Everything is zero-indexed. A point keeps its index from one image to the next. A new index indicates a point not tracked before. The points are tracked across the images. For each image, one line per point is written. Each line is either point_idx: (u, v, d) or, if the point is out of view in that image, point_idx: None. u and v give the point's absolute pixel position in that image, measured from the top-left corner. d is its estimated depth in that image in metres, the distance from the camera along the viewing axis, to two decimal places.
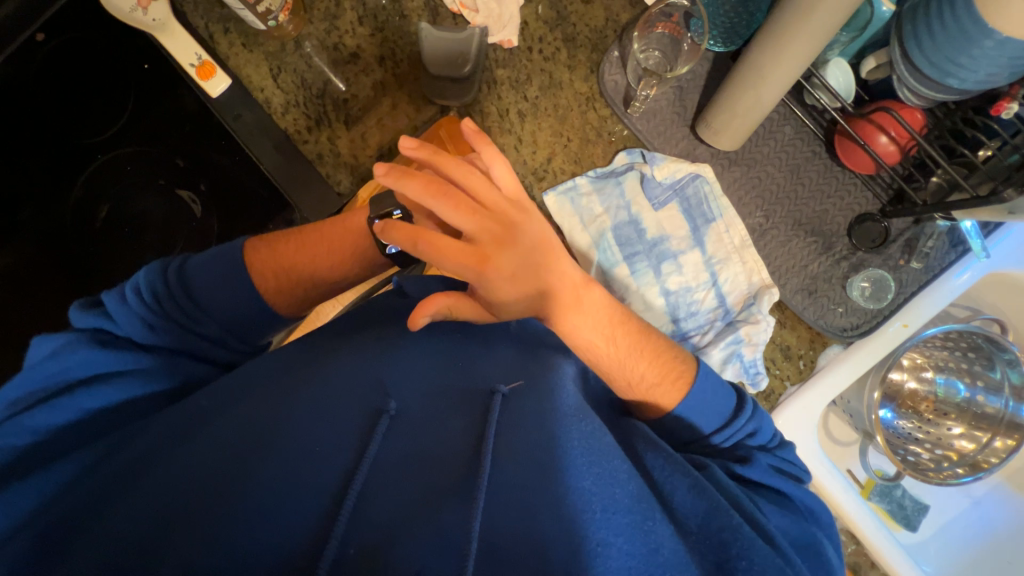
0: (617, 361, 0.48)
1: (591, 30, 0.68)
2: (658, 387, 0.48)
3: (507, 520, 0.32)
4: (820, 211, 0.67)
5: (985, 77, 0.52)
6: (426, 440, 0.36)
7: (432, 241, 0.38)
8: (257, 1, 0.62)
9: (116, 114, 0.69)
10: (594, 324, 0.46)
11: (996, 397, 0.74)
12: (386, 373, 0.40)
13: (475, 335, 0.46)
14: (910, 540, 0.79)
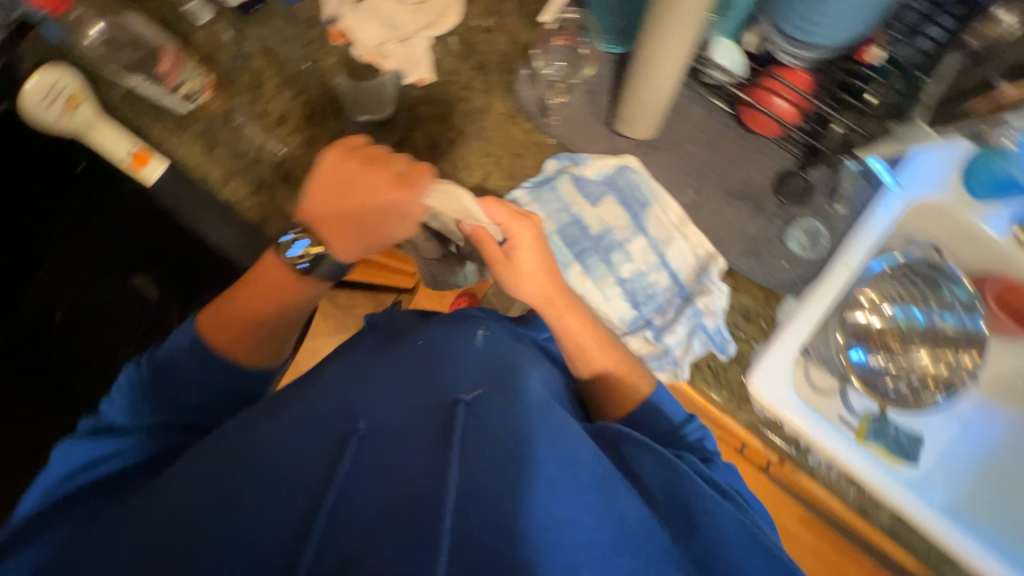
0: (588, 351, 0.63)
1: (498, 55, 0.73)
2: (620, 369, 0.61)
3: (477, 514, 0.34)
4: (745, 178, 0.72)
5: (845, 30, 0.57)
6: (394, 453, 0.39)
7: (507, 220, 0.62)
8: (177, 84, 0.68)
9: (82, 223, 0.75)
10: (580, 323, 0.64)
11: (955, 317, 0.77)
12: (362, 403, 0.45)
13: (442, 351, 0.50)
14: (914, 475, 0.80)
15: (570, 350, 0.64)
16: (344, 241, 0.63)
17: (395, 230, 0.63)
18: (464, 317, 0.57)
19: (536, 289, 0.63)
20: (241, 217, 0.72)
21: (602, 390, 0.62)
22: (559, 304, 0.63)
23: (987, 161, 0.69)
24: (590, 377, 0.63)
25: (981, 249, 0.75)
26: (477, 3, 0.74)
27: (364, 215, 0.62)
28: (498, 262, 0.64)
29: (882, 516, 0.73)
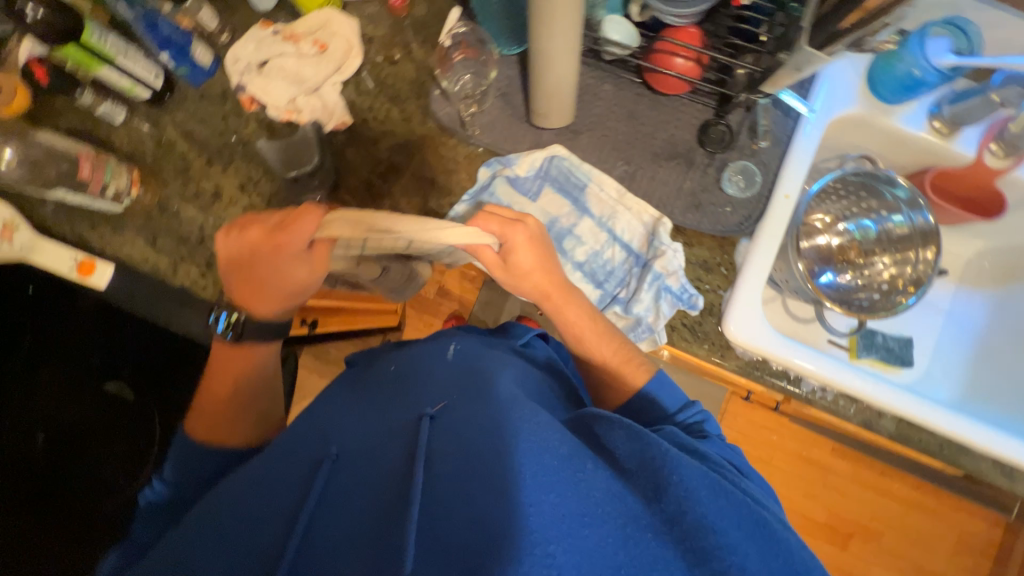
0: (591, 343, 0.62)
1: (409, 83, 0.75)
2: (617, 360, 0.61)
3: (444, 509, 0.36)
4: (670, 137, 0.74)
5: None
6: (366, 473, 0.40)
7: (503, 229, 0.60)
8: (103, 186, 0.68)
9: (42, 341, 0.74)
10: (579, 315, 0.63)
11: (902, 217, 0.78)
12: (334, 433, 0.46)
13: (413, 373, 0.52)
14: (916, 377, 0.88)
15: (571, 341, 0.64)
16: (257, 301, 0.63)
17: (298, 277, 0.60)
18: (437, 339, 0.59)
19: (535, 288, 0.62)
20: (199, 298, 0.72)
21: (608, 378, 0.61)
22: (557, 300, 0.63)
23: (888, 65, 0.71)
24: (593, 366, 0.62)
25: (909, 147, 0.77)
26: (377, 40, 0.76)
27: (262, 269, 0.60)
28: (496, 268, 0.63)
29: (887, 424, 0.74)
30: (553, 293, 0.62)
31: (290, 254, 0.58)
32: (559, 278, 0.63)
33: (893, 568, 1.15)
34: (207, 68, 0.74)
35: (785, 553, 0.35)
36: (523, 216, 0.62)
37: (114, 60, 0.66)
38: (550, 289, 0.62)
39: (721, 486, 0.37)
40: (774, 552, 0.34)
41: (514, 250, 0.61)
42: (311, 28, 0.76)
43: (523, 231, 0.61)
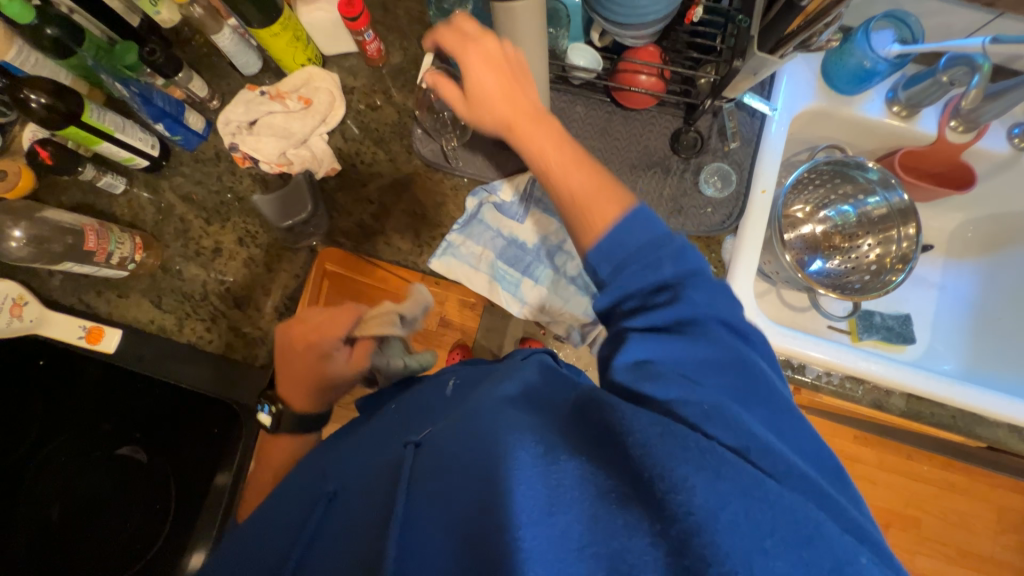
0: (560, 169, 0.54)
1: (392, 126, 0.80)
2: (587, 195, 0.52)
3: (416, 524, 0.39)
4: (644, 149, 0.77)
5: (659, 11, 0.63)
6: (355, 503, 0.46)
7: (468, 47, 0.57)
8: (108, 254, 0.70)
9: (60, 409, 0.77)
10: (544, 143, 0.56)
11: (878, 198, 0.81)
12: (336, 471, 0.54)
13: (411, 411, 0.58)
14: (919, 352, 0.89)
15: (532, 162, 0.57)
16: (291, 392, 0.66)
17: (338, 368, 0.66)
18: (439, 378, 0.63)
19: (496, 115, 0.57)
20: (206, 353, 0.74)
21: (570, 188, 0.53)
22: (521, 120, 0.57)
23: (840, 59, 0.74)
24: (562, 190, 0.54)
25: (876, 132, 0.80)
26: (358, 89, 0.81)
27: (305, 364, 0.66)
28: (457, 103, 0.60)
29: (897, 401, 0.74)
30: (511, 107, 0.57)
31: (324, 349, 0.66)
32: (529, 107, 0.57)
33: (932, 553, 1.13)
34: (200, 133, 0.78)
35: (767, 501, 0.32)
36: (482, 31, 0.58)
37: (113, 134, 0.69)
38: (510, 100, 0.57)
39: (677, 432, 0.35)
40: (750, 502, 0.32)
41: (469, 68, 0.57)
42: (294, 85, 0.78)
43: (477, 48, 0.57)
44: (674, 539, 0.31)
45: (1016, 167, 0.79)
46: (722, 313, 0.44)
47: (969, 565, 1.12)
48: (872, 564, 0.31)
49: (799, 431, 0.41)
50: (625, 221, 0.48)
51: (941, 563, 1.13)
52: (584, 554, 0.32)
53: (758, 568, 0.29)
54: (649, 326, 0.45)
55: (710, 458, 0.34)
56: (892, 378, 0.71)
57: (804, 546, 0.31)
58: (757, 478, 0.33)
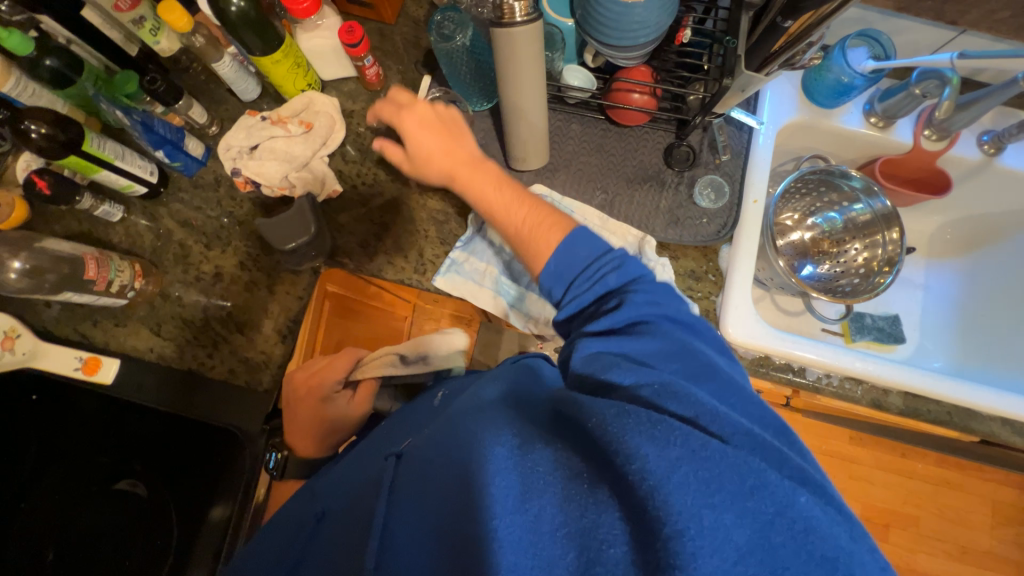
0: (504, 208, 0.59)
1: (392, 147, 0.81)
2: (535, 226, 0.57)
3: (402, 525, 0.46)
4: (640, 163, 0.80)
5: (649, 36, 0.67)
6: (348, 512, 0.53)
7: (403, 118, 0.62)
8: (108, 283, 0.69)
9: (55, 441, 0.75)
10: (486, 189, 0.61)
11: (863, 205, 0.84)
12: (330, 486, 0.60)
13: (398, 427, 0.64)
14: (910, 351, 0.92)
15: (481, 208, 0.62)
16: (298, 438, 0.70)
17: (340, 409, 0.70)
18: (426, 394, 0.69)
19: (439, 169, 0.62)
20: (208, 379, 0.73)
21: (516, 227, 0.58)
22: (464, 173, 0.62)
23: (819, 75, 0.79)
24: (504, 229, 0.60)
25: (857, 142, 0.84)
26: (357, 112, 0.82)
27: (306, 408, 0.68)
28: (403, 162, 0.65)
29: (895, 400, 0.76)
30: (454, 164, 0.62)
31: (328, 388, 0.69)
32: (467, 158, 0.62)
33: (934, 551, 1.14)
34: (199, 158, 0.78)
35: (713, 460, 0.33)
36: (414, 101, 0.64)
37: (113, 162, 0.69)
38: (451, 156, 0.62)
39: (631, 410, 0.36)
40: (698, 462, 0.33)
41: (410, 136, 0.62)
42: (295, 110, 0.79)
43: (413, 114, 0.62)
44: (631, 509, 0.33)
45: (987, 172, 0.83)
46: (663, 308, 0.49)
47: (970, 561, 1.14)
48: (812, 502, 0.32)
49: (746, 398, 0.43)
50: (565, 246, 0.54)
51: (942, 560, 1.15)
52: (559, 536, 0.35)
53: (707, 524, 0.30)
54: (604, 327, 0.49)
55: (657, 427, 0.34)
56: (887, 376, 0.73)
57: (749, 497, 0.32)
58: (704, 439, 0.34)
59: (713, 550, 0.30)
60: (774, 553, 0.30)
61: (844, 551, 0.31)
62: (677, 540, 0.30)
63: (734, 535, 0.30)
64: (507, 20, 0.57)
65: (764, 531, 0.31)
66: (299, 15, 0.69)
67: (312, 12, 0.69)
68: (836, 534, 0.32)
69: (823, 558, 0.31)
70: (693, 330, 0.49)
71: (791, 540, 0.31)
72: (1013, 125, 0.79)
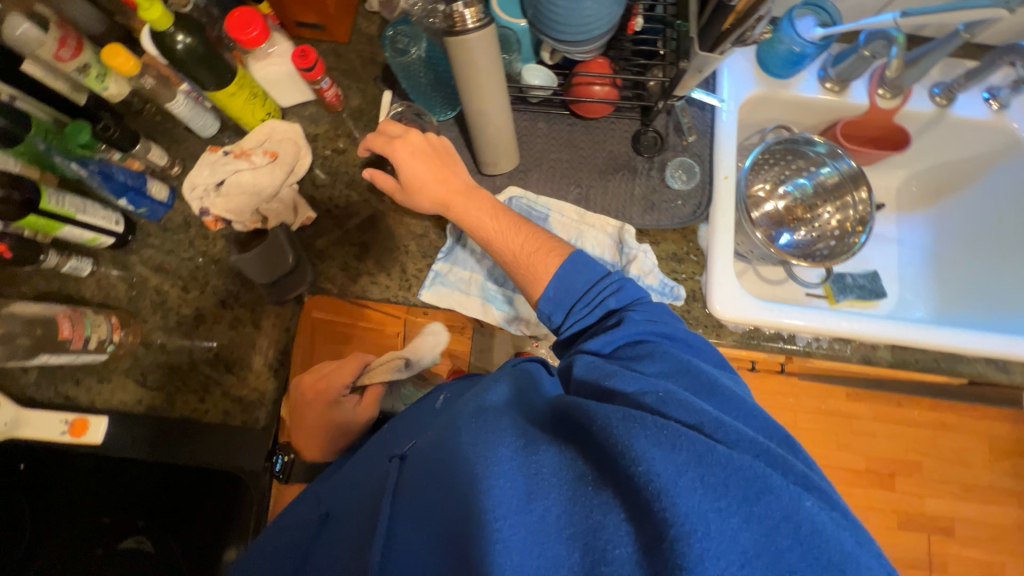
0: (500, 233, 0.63)
1: (361, 167, 0.80)
2: (534, 252, 0.60)
3: (405, 533, 0.45)
4: (609, 153, 0.80)
5: (597, 32, 0.68)
6: (351, 524, 0.52)
7: (394, 146, 0.64)
8: (85, 340, 0.67)
9: (51, 507, 0.73)
10: (480, 216, 0.64)
11: (829, 168, 0.86)
12: (330, 501, 0.60)
13: (398, 432, 0.64)
14: (893, 305, 0.95)
15: (475, 234, 0.64)
16: (305, 443, 0.69)
17: (347, 413, 0.69)
18: (428, 398, 0.68)
19: (432, 197, 0.65)
20: (202, 424, 0.71)
21: (515, 245, 0.62)
22: (459, 201, 0.65)
23: (772, 47, 0.80)
24: (501, 253, 0.62)
25: (816, 108, 0.86)
26: (321, 136, 0.81)
27: (314, 411, 0.67)
28: (395, 192, 0.67)
29: (884, 354, 0.78)
30: (447, 192, 0.65)
31: (334, 394, 0.67)
32: (460, 186, 0.65)
33: (940, 493, 1.17)
34: (164, 201, 0.76)
35: (721, 464, 0.34)
36: (406, 129, 0.66)
37: (75, 217, 0.67)
38: (446, 184, 0.65)
39: (636, 415, 0.38)
40: (704, 467, 0.34)
41: (402, 164, 0.64)
42: (256, 141, 0.76)
43: (406, 144, 0.65)
44: (637, 512, 0.34)
45: (941, 123, 0.86)
46: (661, 326, 0.52)
47: (974, 498, 1.18)
48: (817, 507, 0.33)
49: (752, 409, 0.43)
50: (565, 269, 0.58)
51: (949, 501, 1.18)
52: (563, 536, 0.36)
53: (714, 528, 0.32)
54: (605, 345, 0.51)
55: (664, 433, 0.36)
56: (873, 333, 0.75)
57: (755, 501, 0.33)
58: (710, 443, 0.35)
59: (720, 553, 0.31)
60: (778, 555, 0.32)
61: (849, 555, 0.32)
62: (685, 541, 0.31)
63: (740, 538, 0.32)
64: (459, 28, 0.57)
65: (768, 532, 0.32)
66: (248, 44, 0.67)
67: (260, 41, 0.67)
68: (840, 537, 0.33)
69: (827, 559, 0.32)
70: (690, 347, 0.52)
71: (796, 544, 0.32)
72: (959, 76, 0.82)
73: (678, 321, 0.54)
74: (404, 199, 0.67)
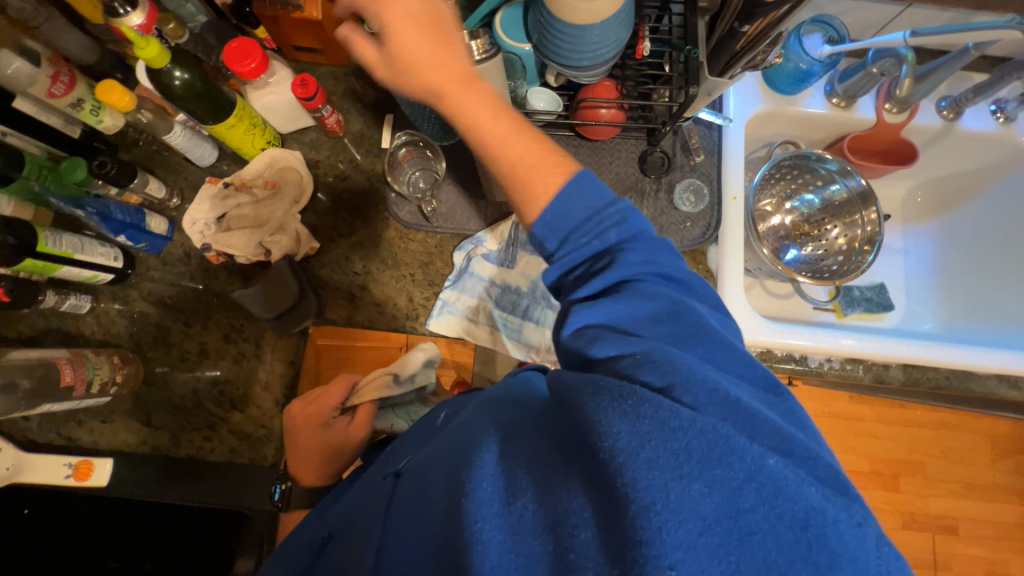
0: (498, 136, 0.50)
1: (363, 193, 0.79)
2: (528, 158, 0.49)
3: (395, 550, 0.45)
4: (616, 175, 0.79)
5: (602, 57, 0.66)
6: (350, 545, 0.52)
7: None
8: (87, 385, 0.66)
9: (52, 556, 0.70)
10: (475, 112, 0.51)
11: (838, 185, 0.86)
12: (332, 519, 0.60)
13: (398, 449, 0.63)
14: (899, 316, 0.95)
15: (471, 138, 0.52)
16: (303, 469, 0.69)
17: (340, 434, 0.69)
18: (431, 414, 0.67)
19: (423, 82, 0.51)
20: (209, 463, 0.70)
21: (519, 156, 0.49)
22: (452, 93, 0.51)
23: (778, 65, 0.79)
24: (502, 166, 0.50)
25: (822, 123, 0.85)
26: (322, 162, 0.80)
27: (305, 437, 0.67)
28: (377, 69, 0.53)
29: (896, 373, 0.77)
30: (440, 80, 0.51)
31: (324, 417, 0.68)
32: (459, 74, 0.51)
33: (945, 493, 1.18)
34: (164, 235, 0.74)
35: (683, 429, 0.33)
36: None
37: (72, 257, 0.65)
38: (442, 69, 0.50)
39: (604, 388, 0.38)
40: (667, 434, 0.33)
41: (391, 32, 0.50)
42: (256, 171, 0.74)
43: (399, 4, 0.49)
44: (599, 492, 0.34)
45: (948, 137, 0.85)
46: (657, 268, 0.45)
47: (978, 497, 1.18)
48: (782, 465, 0.32)
49: (742, 359, 0.41)
50: (566, 194, 0.47)
51: (954, 501, 1.18)
52: (538, 531, 0.35)
53: (675, 496, 0.31)
54: (598, 292, 0.46)
55: (628, 403, 0.35)
56: (882, 353, 0.75)
57: (717, 464, 0.31)
58: (672, 408, 0.33)
59: (680, 521, 0.30)
60: (740, 518, 0.30)
61: (816, 511, 0.30)
62: (644, 516, 0.31)
63: (701, 505, 0.30)
64: None
65: (731, 495, 0.31)
66: (246, 75, 0.65)
67: (259, 72, 0.65)
68: (805, 493, 0.31)
69: (790, 518, 0.30)
70: (688, 290, 0.47)
71: (761, 504, 0.30)
72: (968, 89, 0.81)
73: (673, 250, 0.48)
74: (389, 81, 0.53)
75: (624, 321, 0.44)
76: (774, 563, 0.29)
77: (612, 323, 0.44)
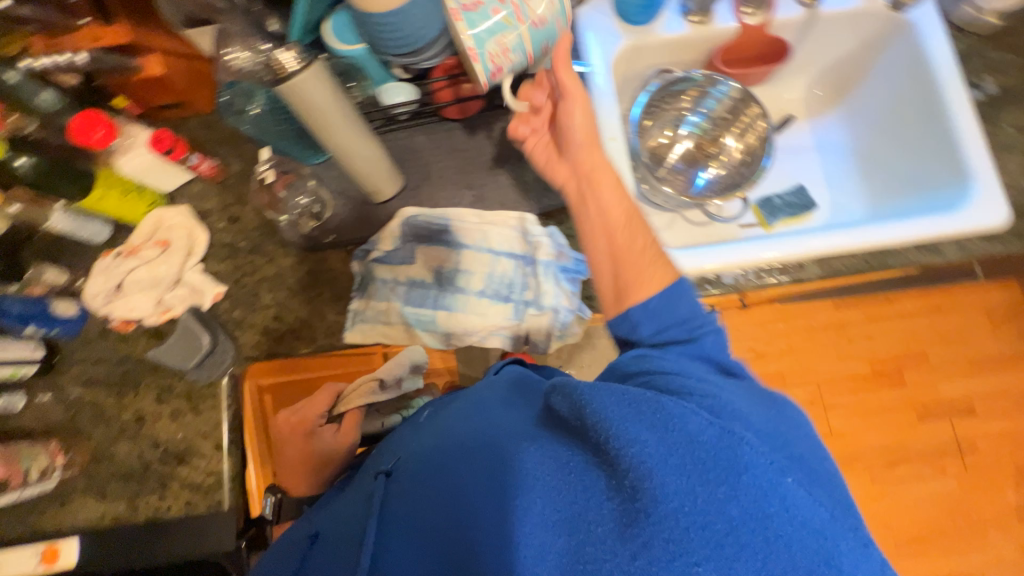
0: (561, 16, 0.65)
1: (257, 229, 0.80)
2: (640, 254, 0.60)
3: (405, 541, 0.48)
4: (493, 148, 0.79)
5: (423, 34, 0.66)
6: (342, 534, 0.54)
7: None
8: (26, 474, 0.69)
9: None
10: None
11: (714, 97, 0.87)
12: (321, 515, 0.58)
13: (379, 454, 0.64)
14: (827, 213, 0.93)
15: None
16: (292, 480, 0.72)
17: (328, 441, 0.71)
18: (407, 421, 0.67)
19: None
20: (168, 521, 0.72)
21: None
22: None
23: None
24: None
25: (691, 44, 0.84)
26: (213, 211, 0.81)
27: (293, 446, 0.71)
28: None
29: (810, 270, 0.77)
30: None
31: (307, 427, 0.71)
32: None
33: None
34: (76, 317, 0.76)
35: (709, 445, 0.38)
36: None
37: None
38: None
39: (633, 403, 0.41)
40: (693, 445, 0.38)
41: None
42: (145, 234, 0.77)
43: None
44: (621, 489, 0.39)
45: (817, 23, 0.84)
46: (717, 359, 0.55)
47: None
48: (795, 483, 0.38)
49: (763, 407, 0.50)
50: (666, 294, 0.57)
51: None
52: (563, 526, 0.41)
53: (700, 499, 0.37)
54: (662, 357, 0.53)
55: (660, 419, 0.39)
56: (792, 252, 0.75)
57: (740, 473, 0.37)
58: (701, 428, 0.39)
59: (704, 518, 0.37)
60: (763, 520, 0.36)
61: (825, 528, 0.37)
62: (670, 514, 0.37)
63: (727, 506, 0.37)
64: (282, 74, 0.57)
65: (754, 502, 0.37)
66: (97, 144, 0.65)
67: (108, 139, 0.65)
68: (818, 514, 0.37)
69: (809, 535, 0.37)
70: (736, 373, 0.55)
71: (782, 513, 0.37)
72: None
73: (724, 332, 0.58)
74: None
75: (687, 377, 0.50)
76: (794, 562, 0.36)
77: (684, 375, 0.50)
